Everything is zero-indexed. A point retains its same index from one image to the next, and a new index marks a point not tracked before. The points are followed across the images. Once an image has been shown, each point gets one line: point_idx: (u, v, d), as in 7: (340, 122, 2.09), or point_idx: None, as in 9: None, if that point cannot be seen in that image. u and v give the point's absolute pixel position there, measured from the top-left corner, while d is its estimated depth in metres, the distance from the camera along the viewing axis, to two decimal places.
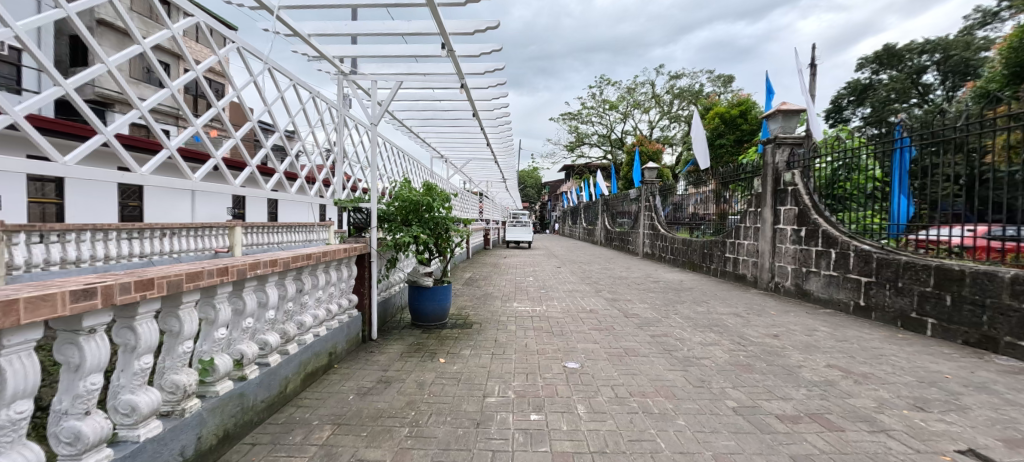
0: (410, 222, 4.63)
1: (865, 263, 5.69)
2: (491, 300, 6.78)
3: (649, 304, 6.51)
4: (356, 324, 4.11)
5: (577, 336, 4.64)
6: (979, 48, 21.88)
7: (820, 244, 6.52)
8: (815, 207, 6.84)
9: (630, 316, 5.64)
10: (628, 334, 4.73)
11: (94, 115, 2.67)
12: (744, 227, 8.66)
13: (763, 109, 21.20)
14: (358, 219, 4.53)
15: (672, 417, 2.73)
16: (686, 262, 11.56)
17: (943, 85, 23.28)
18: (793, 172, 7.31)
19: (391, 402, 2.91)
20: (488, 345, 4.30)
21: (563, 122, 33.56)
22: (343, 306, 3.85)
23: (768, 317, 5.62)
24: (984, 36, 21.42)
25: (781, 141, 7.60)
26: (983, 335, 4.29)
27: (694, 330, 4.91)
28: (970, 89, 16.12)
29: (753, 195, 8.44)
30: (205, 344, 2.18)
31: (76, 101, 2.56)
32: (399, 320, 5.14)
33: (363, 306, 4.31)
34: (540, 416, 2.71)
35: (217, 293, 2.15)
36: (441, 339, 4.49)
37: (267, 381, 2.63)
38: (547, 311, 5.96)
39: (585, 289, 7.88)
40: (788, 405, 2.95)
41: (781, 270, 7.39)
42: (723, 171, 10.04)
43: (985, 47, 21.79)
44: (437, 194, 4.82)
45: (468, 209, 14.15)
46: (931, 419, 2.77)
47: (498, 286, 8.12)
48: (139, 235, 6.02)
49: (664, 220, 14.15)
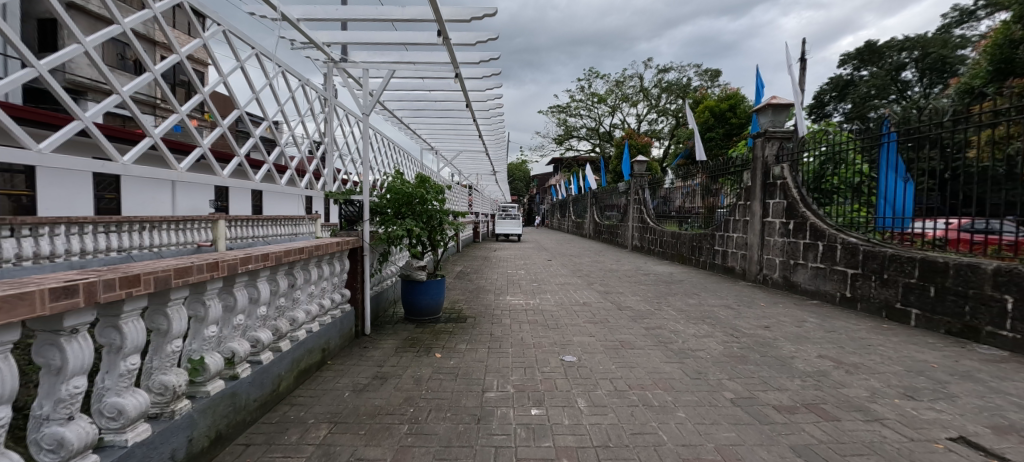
0: (403, 215, 4.55)
1: (852, 255, 5.76)
2: (484, 293, 6.74)
3: (641, 296, 6.55)
4: (349, 319, 4.03)
5: (573, 329, 4.63)
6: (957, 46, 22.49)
7: (808, 237, 6.60)
8: (803, 201, 6.92)
9: (624, 309, 5.66)
10: (623, 327, 4.74)
11: (71, 101, 2.57)
12: (733, 220, 8.76)
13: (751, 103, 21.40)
14: (349, 212, 4.38)
15: (672, 409, 2.73)
16: (675, 255, 11.67)
17: (921, 82, 23.81)
18: (782, 166, 7.36)
19: (388, 399, 2.86)
20: (484, 339, 4.26)
21: (551, 115, 33.58)
22: (336, 301, 3.76)
23: (759, 309, 5.70)
24: (960, 35, 21.91)
25: (771, 135, 7.67)
26: (965, 325, 4.41)
27: (688, 322, 4.95)
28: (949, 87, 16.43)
29: (742, 189, 8.54)
30: (195, 342, 2.10)
31: (52, 85, 2.43)
32: (392, 315, 5.06)
33: (356, 300, 4.23)
34: (541, 411, 2.69)
35: (207, 289, 2.07)
36: (436, 333, 4.43)
37: (260, 379, 2.56)
38: (541, 304, 5.93)
39: (577, 282, 7.90)
40: (784, 396, 2.98)
41: (769, 262, 7.47)
42: (713, 164, 10.14)
43: (961, 46, 22.39)
44: (431, 186, 4.74)
45: (459, 203, 14.06)
46: (922, 408, 2.82)
47: (490, 279, 8.07)
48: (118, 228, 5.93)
49: (652, 213, 14.27)
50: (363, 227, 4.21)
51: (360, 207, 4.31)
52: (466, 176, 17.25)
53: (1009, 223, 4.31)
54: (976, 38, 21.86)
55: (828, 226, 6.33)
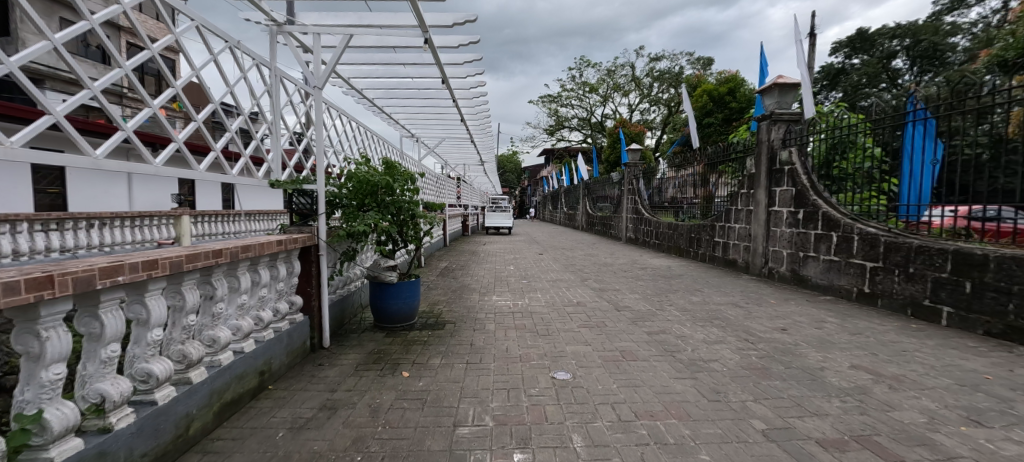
0: (367, 207, 3.92)
1: (872, 248, 5.22)
2: (467, 293, 6.12)
3: (640, 294, 5.99)
4: (301, 332, 3.41)
5: (566, 337, 4.03)
6: (949, 34, 22.20)
7: (820, 227, 6.05)
8: (813, 188, 6.34)
9: (622, 309, 5.09)
10: (622, 332, 4.17)
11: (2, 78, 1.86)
12: (734, 210, 8.19)
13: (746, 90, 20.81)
14: (301, 204, 3.68)
15: (692, 449, 2.15)
16: (671, 247, 11.16)
17: (912, 70, 23.43)
18: (790, 151, 6.77)
19: (331, 441, 2.24)
20: (462, 351, 3.65)
21: (541, 105, 32.85)
22: (281, 313, 3.16)
23: (770, 307, 5.17)
24: (953, 22, 21.50)
25: (777, 117, 7.06)
26: (1008, 326, 3.89)
27: (695, 325, 4.38)
28: (944, 75, 15.95)
29: (745, 176, 7.95)
30: (29, 389, 1.49)
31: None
32: (359, 321, 4.43)
33: (310, 308, 3.60)
34: (525, 456, 2.10)
35: (42, 316, 1.46)
36: (407, 344, 3.82)
37: (154, 426, 1.95)
38: (530, 305, 5.34)
39: (569, 278, 7.32)
40: (827, 425, 2.42)
41: (776, 255, 6.93)
42: (711, 151, 9.57)
43: (953, 33, 22.17)
44: (398, 174, 4.10)
45: (447, 195, 13.42)
46: (998, 439, 2.28)
47: (475, 277, 7.46)
48: (57, 226, 5.80)
49: (647, 204, 13.70)
50: (319, 221, 3.60)
51: (315, 197, 3.66)
52: (453, 167, 16.54)
53: (1010, 211, 4.09)
54: (967, 24, 21.61)
55: (843, 215, 5.76)
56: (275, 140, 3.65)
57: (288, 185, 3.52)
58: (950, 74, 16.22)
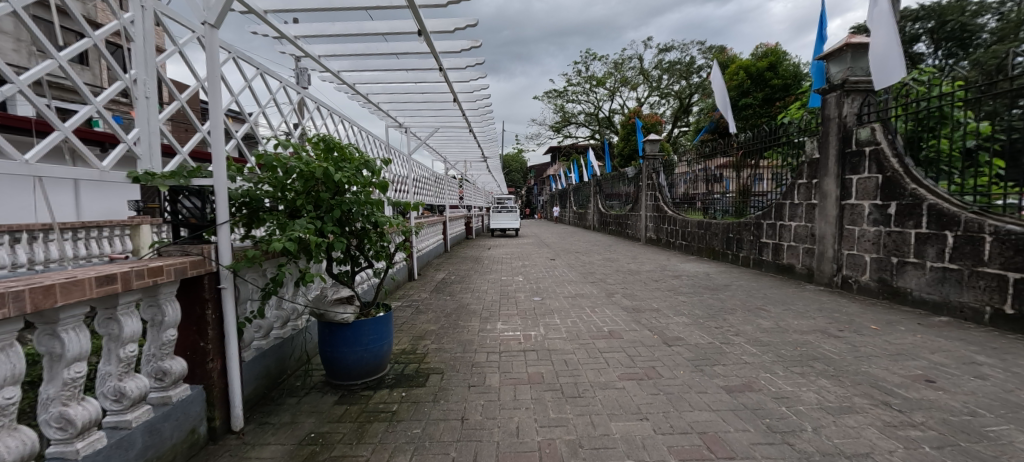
0: (302, 212, 2.61)
1: (1017, 253, 3.80)
2: (466, 318, 4.77)
3: (688, 317, 4.59)
4: (181, 415, 2.15)
5: (606, 402, 2.66)
6: (976, 14, 18.31)
7: (924, 225, 4.61)
8: (910, 173, 4.88)
9: (673, 344, 3.71)
10: (689, 390, 2.81)
11: None
12: (789, 205, 6.73)
13: (789, 63, 19.29)
14: (193, 210, 2.42)
15: None
16: (703, 249, 9.71)
17: (936, 54, 19.55)
18: (871, 128, 5.29)
19: None
20: (446, 437, 2.30)
21: (547, 101, 31.46)
22: (129, 395, 1.88)
23: (879, 337, 3.75)
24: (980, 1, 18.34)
25: (851, 87, 5.57)
26: None
27: (791, 374, 3.00)
28: (982, 56, 13.56)
29: (804, 162, 6.44)
30: None
31: None
32: (305, 378, 3.14)
33: (205, 372, 2.31)
34: None
35: None
36: (364, 424, 2.48)
37: None
38: (546, 339, 3.96)
39: (592, 293, 5.93)
40: None
41: (854, 261, 5.52)
42: (749, 137, 8.06)
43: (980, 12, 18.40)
44: (345, 158, 2.75)
45: (448, 195, 12.09)
46: None
47: (477, 293, 6.11)
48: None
49: (670, 200, 12.20)
50: (218, 234, 2.33)
51: (210, 198, 2.42)
52: (455, 166, 15.20)
53: None
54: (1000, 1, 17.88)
55: (960, 209, 4.32)
56: (149, 112, 2.32)
57: (165, 179, 2.18)
58: (981, 56, 13.51)
